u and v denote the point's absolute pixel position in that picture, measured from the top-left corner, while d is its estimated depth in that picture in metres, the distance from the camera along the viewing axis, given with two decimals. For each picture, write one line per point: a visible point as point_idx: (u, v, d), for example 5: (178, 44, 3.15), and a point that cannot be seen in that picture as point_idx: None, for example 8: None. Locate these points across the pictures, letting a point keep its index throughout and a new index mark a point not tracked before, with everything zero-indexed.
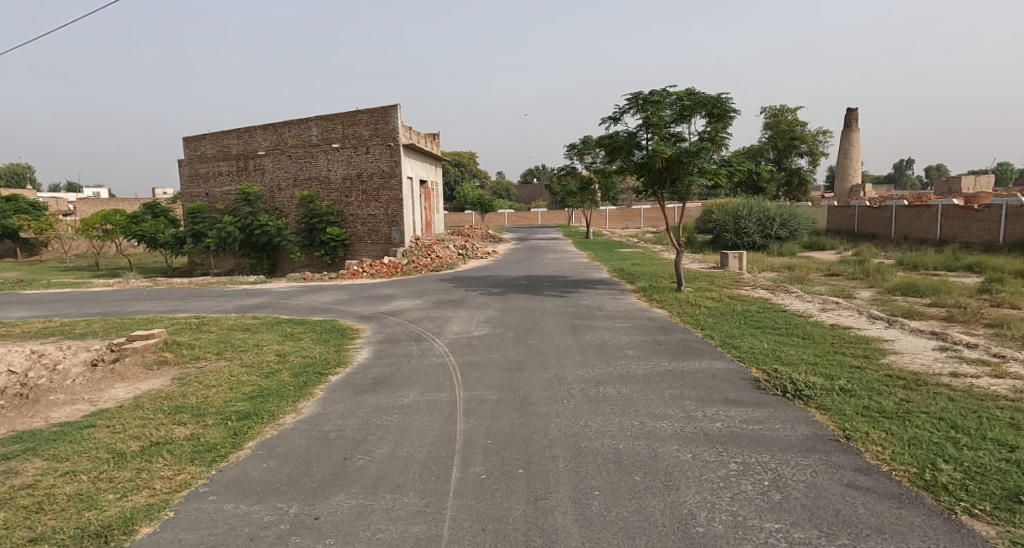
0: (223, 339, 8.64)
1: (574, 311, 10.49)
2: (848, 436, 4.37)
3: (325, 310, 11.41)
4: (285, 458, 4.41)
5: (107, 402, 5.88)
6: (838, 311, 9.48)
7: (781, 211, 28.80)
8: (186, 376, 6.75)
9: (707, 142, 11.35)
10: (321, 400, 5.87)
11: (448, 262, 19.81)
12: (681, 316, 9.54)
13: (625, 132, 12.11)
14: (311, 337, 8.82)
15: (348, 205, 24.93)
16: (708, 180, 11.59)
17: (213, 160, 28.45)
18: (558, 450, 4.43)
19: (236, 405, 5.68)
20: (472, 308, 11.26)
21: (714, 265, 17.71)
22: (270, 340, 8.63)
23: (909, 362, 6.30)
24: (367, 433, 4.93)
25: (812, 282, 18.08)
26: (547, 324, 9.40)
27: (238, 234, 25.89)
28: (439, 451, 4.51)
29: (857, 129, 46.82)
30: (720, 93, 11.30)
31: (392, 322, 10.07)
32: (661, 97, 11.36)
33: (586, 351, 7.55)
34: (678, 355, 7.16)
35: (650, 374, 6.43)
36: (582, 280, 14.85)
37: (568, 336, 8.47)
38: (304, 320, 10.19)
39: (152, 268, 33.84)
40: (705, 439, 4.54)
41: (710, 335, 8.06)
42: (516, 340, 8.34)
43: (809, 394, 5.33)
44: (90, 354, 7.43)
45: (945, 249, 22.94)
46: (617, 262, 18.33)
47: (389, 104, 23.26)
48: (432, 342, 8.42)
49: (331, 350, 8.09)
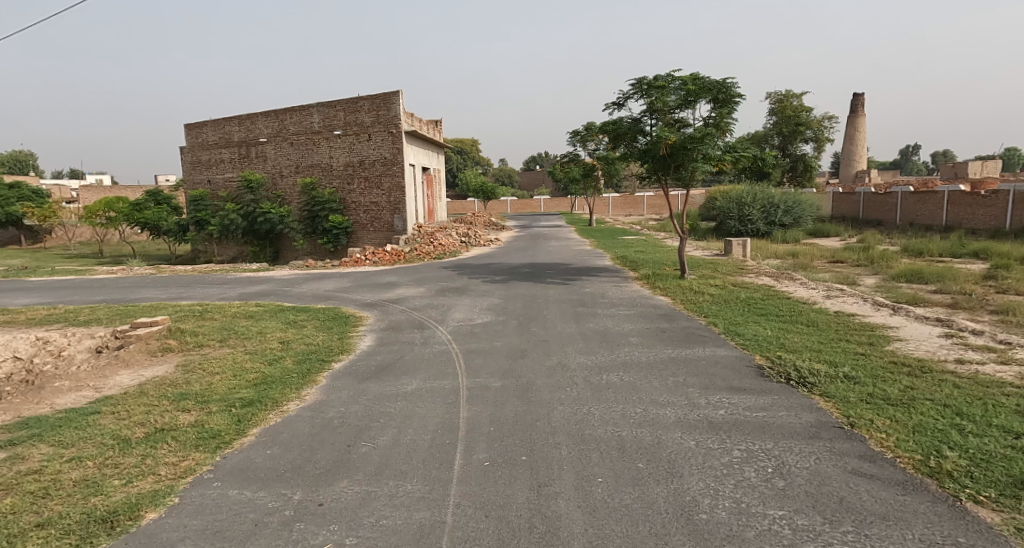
0: (227, 326, 8.67)
1: (576, 299, 10.46)
2: (852, 424, 4.35)
3: (327, 298, 11.43)
4: (288, 445, 4.42)
5: (112, 389, 5.87)
6: (843, 298, 9.42)
7: (785, 199, 28.62)
8: (190, 363, 6.75)
9: (712, 128, 11.21)
10: (324, 388, 5.88)
11: (450, 249, 19.80)
12: (684, 304, 9.50)
13: (628, 118, 11.99)
14: (314, 325, 8.82)
15: (350, 192, 24.87)
16: (713, 167, 11.43)
17: (215, 148, 28.38)
18: (561, 437, 4.43)
19: (241, 392, 5.69)
20: (475, 296, 11.24)
21: (718, 252, 17.63)
22: (273, 328, 8.63)
23: (914, 349, 6.26)
24: (371, 421, 4.94)
25: (816, 269, 18.03)
26: (551, 312, 9.37)
27: (241, 222, 25.90)
28: (442, 438, 4.52)
29: (863, 115, 46.40)
30: (727, 77, 11.13)
31: (395, 310, 10.07)
32: (665, 82, 11.25)
33: (589, 339, 7.54)
34: (682, 342, 7.13)
35: (655, 361, 6.43)
36: (584, 267, 14.81)
37: (570, 324, 8.44)
38: (308, 307, 10.19)
39: (156, 255, 33.94)
40: (709, 426, 4.53)
41: (714, 323, 8.03)
42: (519, 328, 8.32)
43: (813, 381, 5.31)
44: (95, 342, 7.50)
45: (951, 236, 22.83)
46: (621, 250, 18.33)
47: (391, 91, 23.12)
48: (435, 330, 8.42)
49: (334, 337, 8.11)
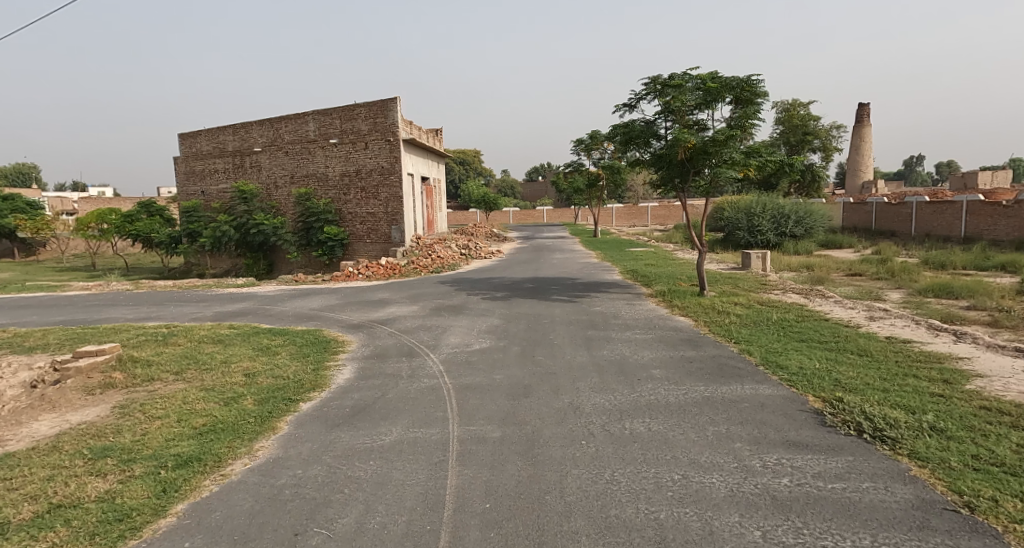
0: (191, 354, 7.59)
1: (586, 319, 9.36)
2: (970, 506, 3.24)
3: (311, 318, 10.37)
4: (218, 535, 3.32)
5: (21, 442, 4.70)
6: (890, 319, 8.29)
7: (796, 208, 27.62)
8: (130, 404, 5.59)
9: (735, 130, 10.14)
10: (284, 438, 4.78)
11: (450, 262, 18.80)
12: (709, 327, 8.38)
13: (641, 121, 11.04)
14: (289, 352, 7.73)
15: (346, 203, 23.98)
16: (737, 172, 10.26)
17: (209, 158, 27.71)
18: (579, 522, 3.33)
19: (179, 447, 4.58)
20: (473, 316, 10.12)
21: (734, 265, 16.58)
22: (241, 356, 7.54)
23: (1003, 390, 5.13)
24: (332, 491, 3.84)
25: (836, 283, 17.07)
26: (558, 336, 8.24)
27: (233, 233, 25.01)
28: (421, 522, 3.42)
29: (869, 124, 45.55)
30: (750, 73, 10.09)
31: (383, 333, 8.99)
32: (682, 81, 10.35)
33: (604, 372, 6.41)
34: (715, 377, 5.99)
35: (686, 402, 5.33)
36: (593, 282, 13.75)
37: (581, 352, 7.33)
38: (286, 330, 9.11)
39: (148, 268, 33.17)
40: (775, 505, 3.43)
41: (748, 351, 6.95)
42: (522, 357, 7.20)
43: (894, 436, 4.21)
44: (30, 375, 6.45)
45: (974, 248, 21.86)
46: (629, 263, 17.33)
47: (389, 98, 22.27)
48: (425, 359, 7.29)
49: (309, 368, 6.99)
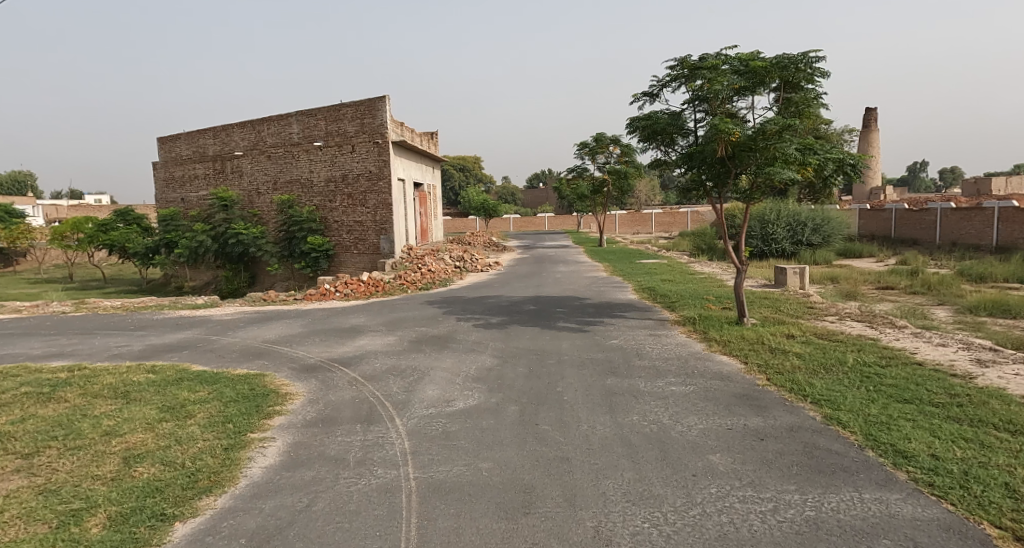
0: (70, 417, 5.58)
1: (602, 360, 7.32)
2: None
3: (259, 354, 8.35)
4: None
5: None
6: (1008, 366, 6.22)
7: (814, 215, 25.66)
8: None
9: (789, 119, 8.15)
10: None
11: (441, 277, 16.77)
12: (768, 376, 6.32)
13: (667, 112, 9.10)
14: (206, 415, 5.68)
15: (332, 210, 22.03)
16: (795, 172, 8.19)
17: (188, 163, 25.82)
18: None
19: None
20: (460, 352, 8.07)
21: (765, 281, 14.56)
22: (137, 422, 5.50)
23: None
24: None
25: (871, 299, 15.02)
26: (568, 388, 6.21)
27: (210, 243, 23.04)
28: None
29: (877, 127, 43.61)
30: (806, 50, 8.11)
31: (342, 379, 6.96)
32: (717, 62, 8.43)
33: (641, 461, 4.36)
34: (812, 477, 3.95)
35: (783, 536, 3.27)
36: (604, 303, 11.73)
37: (603, 419, 5.27)
38: (219, 376, 7.07)
39: (127, 280, 31.20)
40: None
41: (840, 422, 4.89)
42: (521, 427, 5.15)
43: None
44: None
45: (1013, 257, 19.81)
46: (644, 277, 15.32)
47: (376, 97, 20.30)
48: (387, 429, 5.25)
49: (220, 445, 4.93)
